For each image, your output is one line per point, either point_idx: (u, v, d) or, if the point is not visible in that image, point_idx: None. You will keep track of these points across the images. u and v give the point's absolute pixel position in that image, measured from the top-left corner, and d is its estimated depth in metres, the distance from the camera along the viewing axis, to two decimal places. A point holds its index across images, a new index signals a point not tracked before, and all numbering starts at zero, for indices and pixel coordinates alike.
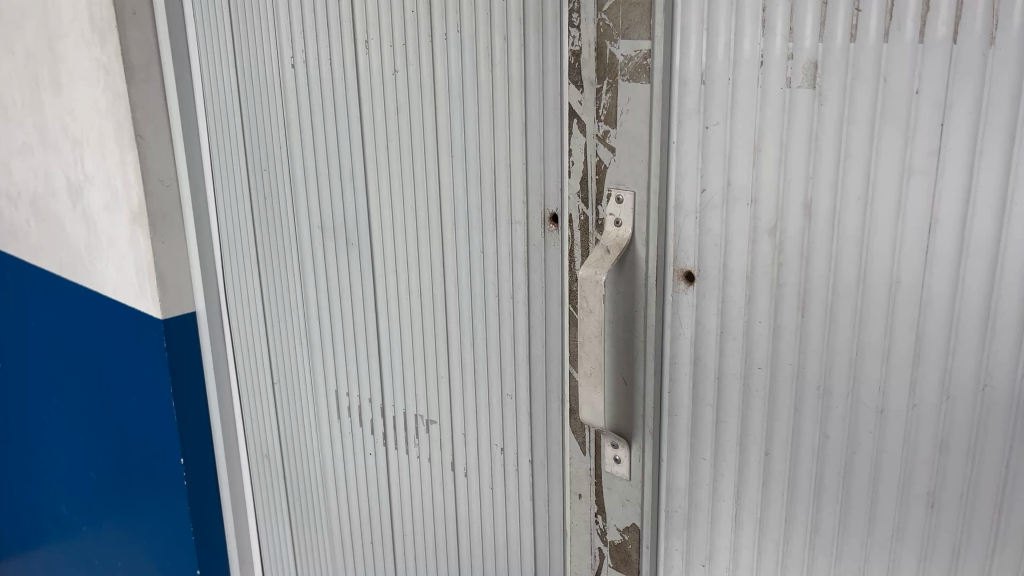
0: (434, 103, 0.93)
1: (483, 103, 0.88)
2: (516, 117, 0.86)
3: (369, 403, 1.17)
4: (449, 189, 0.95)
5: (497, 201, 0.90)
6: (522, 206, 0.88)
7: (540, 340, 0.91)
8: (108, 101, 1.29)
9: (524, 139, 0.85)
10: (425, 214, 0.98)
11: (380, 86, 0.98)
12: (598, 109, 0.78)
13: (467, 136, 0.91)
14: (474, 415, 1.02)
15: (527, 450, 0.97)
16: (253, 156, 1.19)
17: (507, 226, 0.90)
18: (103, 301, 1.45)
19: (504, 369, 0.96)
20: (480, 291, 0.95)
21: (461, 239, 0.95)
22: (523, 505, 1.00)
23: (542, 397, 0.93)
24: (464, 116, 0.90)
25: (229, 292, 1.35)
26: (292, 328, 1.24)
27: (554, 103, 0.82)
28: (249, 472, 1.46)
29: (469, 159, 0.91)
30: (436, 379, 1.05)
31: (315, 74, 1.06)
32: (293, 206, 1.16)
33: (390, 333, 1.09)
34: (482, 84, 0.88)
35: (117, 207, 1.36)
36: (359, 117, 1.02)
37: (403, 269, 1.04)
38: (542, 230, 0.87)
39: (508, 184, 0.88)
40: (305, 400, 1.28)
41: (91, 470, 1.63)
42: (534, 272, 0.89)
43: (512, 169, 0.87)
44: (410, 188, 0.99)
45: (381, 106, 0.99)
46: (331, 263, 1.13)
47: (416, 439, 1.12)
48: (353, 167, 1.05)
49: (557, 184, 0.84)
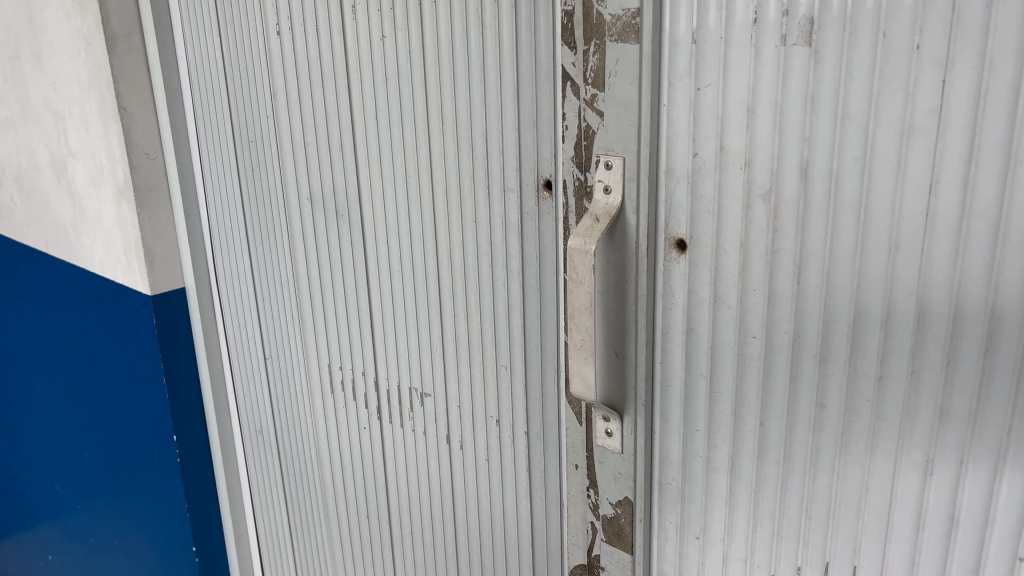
0: (422, 68, 0.90)
1: (475, 67, 0.85)
2: (508, 80, 0.83)
3: (363, 377, 1.15)
4: (440, 158, 0.92)
5: (490, 169, 0.87)
6: (514, 173, 0.85)
7: (535, 309, 0.89)
8: (90, 73, 1.26)
9: (515, 102, 0.83)
10: (416, 184, 0.96)
11: (366, 52, 0.95)
12: (585, 70, 0.76)
13: (456, 100, 0.88)
14: (468, 387, 1.00)
15: (523, 421, 0.95)
16: (239, 126, 1.16)
17: (499, 194, 0.88)
18: (91, 279, 1.43)
19: (498, 341, 0.94)
20: (472, 261, 0.93)
21: (452, 207, 0.93)
22: (520, 475, 0.98)
23: (537, 368, 0.91)
24: (453, 81, 0.88)
25: (218, 264, 1.32)
26: (281, 301, 1.23)
27: (547, 66, 0.79)
28: (242, 447, 1.44)
29: (461, 126, 0.89)
30: (429, 353, 1.03)
31: (301, 42, 1.03)
32: (281, 178, 1.13)
33: (382, 304, 1.07)
34: (471, 47, 0.85)
35: (102, 181, 1.33)
36: (347, 83, 0.99)
37: (393, 238, 1.02)
38: (535, 197, 0.84)
39: (499, 151, 0.86)
40: (297, 373, 1.26)
41: (83, 449, 1.62)
42: (529, 242, 0.87)
43: (505, 133, 0.85)
44: (400, 157, 0.97)
45: (370, 74, 0.96)
46: (320, 236, 1.11)
47: (410, 412, 1.10)
48: (341, 136, 1.02)
49: (549, 149, 0.82)
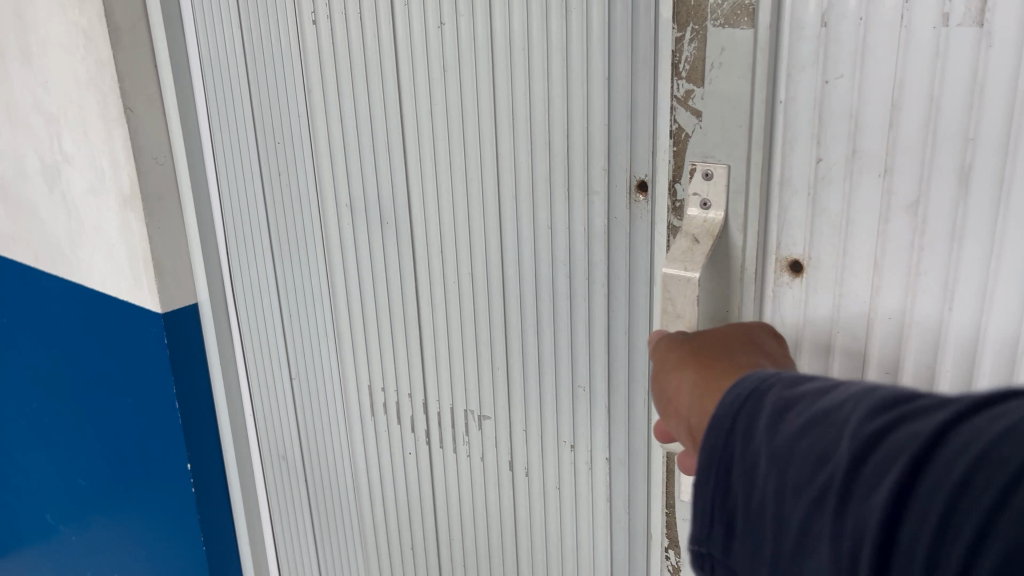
0: (492, 56, 0.80)
1: (555, 56, 0.76)
2: (597, 70, 0.73)
3: (409, 399, 1.03)
4: (510, 157, 0.83)
5: (572, 170, 0.78)
6: (601, 172, 0.76)
7: (623, 323, 0.80)
8: (90, 70, 1.15)
9: (605, 94, 0.73)
10: (479, 186, 0.86)
11: (422, 41, 0.85)
12: (676, 67, 0.68)
13: (531, 93, 0.79)
14: (537, 409, 0.90)
15: (604, 446, 0.85)
16: (264, 124, 1.05)
17: (582, 198, 0.78)
18: (93, 294, 1.32)
19: (575, 359, 0.85)
20: (547, 271, 0.84)
21: (524, 211, 0.83)
22: (597, 506, 0.88)
23: (622, 389, 0.82)
24: (528, 71, 0.78)
25: (236, 278, 1.20)
26: (315, 316, 1.09)
27: (645, 52, 0.70)
28: (263, 474, 1.32)
29: (536, 122, 0.79)
30: (490, 372, 0.93)
31: (343, 29, 0.91)
32: (316, 180, 1.00)
33: (435, 319, 0.96)
34: (552, 32, 0.75)
35: (103, 189, 1.21)
36: (399, 75, 0.89)
37: (449, 247, 0.92)
38: (626, 200, 0.75)
39: (584, 147, 0.76)
40: (331, 394, 1.13)
41: (80, 477, 1.51)
42: (617, 251, 0.78)
43: (591, 129, 0.75)
44: (461, 156, 0.87)
45: (426, 65, 0.86)
46: (362, 243, 0.99)
47: (465, 436, 0.99)
48: (389, 135, 0.92)
49: (646, 146, 0.73)
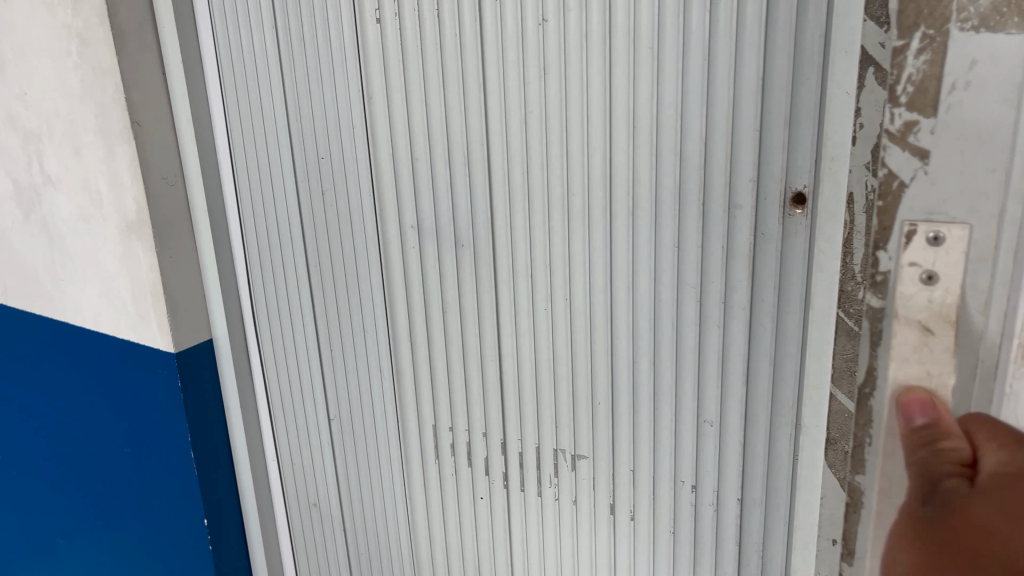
0: (607, 57, 0.71)
1: (693, 55, 0.67)
2: (748, 70, 0.65)
3: (482, 439, 0.93)
4: (627, 169, 0.73)
5: (708, 182, 0.70)
6: (748, 184, 0.68)
7: (767, 350, 0.72)
8: (85, 79, 0.99)
9: (757, 98, 0.66)
10: (583, 203, 0.77)
11: (515, 41, 0.75)
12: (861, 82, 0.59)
13: (658, 98, 0.70)
14: (648, 447, 0.81)
15: (735, 486, 0.77)
16: (305, 137, 0.92)
17: (721, 214, 0.70)
18: (85, 334, 1.16)
19: (703, 390, 0.76)
20: (670, 296, 0.75)
21: (642, 228, 0.74)
22: (724, 551, 0.80)
23: (763, 423, 0.74)
24: (655, 74, 0.69)
25: (260, 309, 1.08)
26: (367, 350, 0.97)
27: (814, 49, 0.63)
28: (287, 522, 1.19)
29: (664, 129, 0.70)
30: (588, 408, 0.84)
31: (415, 27, 0.80)
32: (376, 200, 0.89)
33: (521, 350, 0.86)
34: (690, 29, 0.67)
35: (100, 214, 1.06)
36: (485, 80, 0.78)
37: (543, 271, 0.81)
38: (780, 215, 0.68)
39: (726, 157, 0.68)
40: (382, 437, 1.01)
41: (59, 536, 1.35)
42: (764, 271, 0.70)
43: (737, 136, 0.67)
44: (562, 170, 0.77)
45: (521, 67, 0.76)
46: (433, 267, 0.88)
47: (553, 479, 0.89)
48: (471, 147, 0.81)
49: (808, 155, 0.65)
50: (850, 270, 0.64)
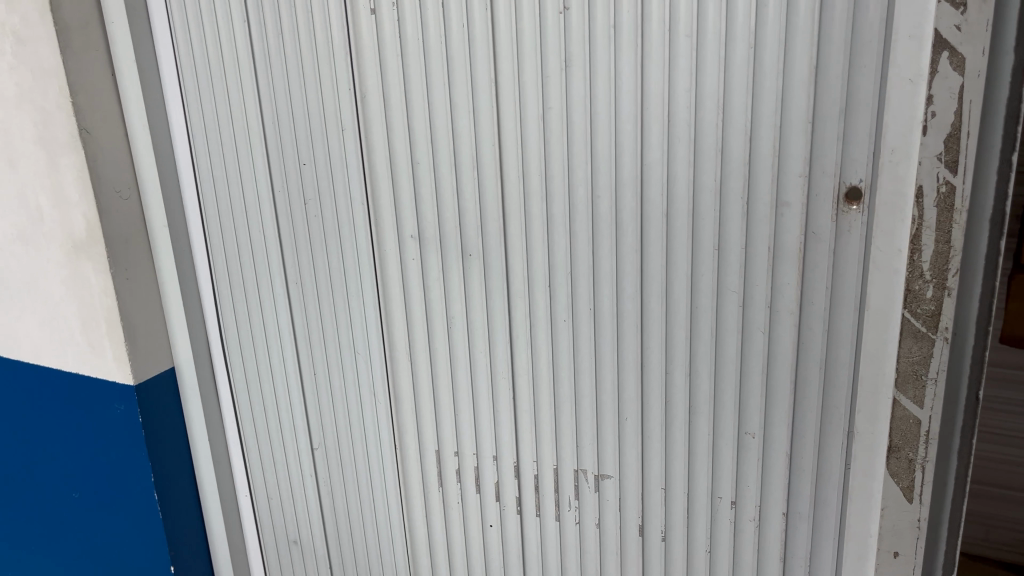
0: (640, 47, 0.66)
1: (737, 43, 0.62)
2: (798, 58, 0.61)
3: (493, 462, 0.86)
4: (663, 166, 0.68)
5: (753, 178, 0.65)
6: (798, 180, 0.64)
7: (816, 356, 0.68)
8: (22, 82, 0.88)
9: (811, 88, 0.61)
10: (611, 205, 0.71)
11: (532, 31, 0.69)
12: (934, 67, 0.56)
13: (698, 92, 0.65)
14: (682, 463, 0.77)
15: (780, 499, 0.73)
16: (284, 142, 0.84)
17: (768, 212, 0.66)
18: (28, 368, 1.03)
19: (745, 401, 0.72)
20: (709, 302, 0.70)
21: (677, 231, 0.69)
22: (766, 566, 0.76)
23: (812, 431, 0.70)
24: (694, 65, 0.64)
25: (230, 332, 0.98)
26: (360, 374, 0.89)
27: (873, 33, 0.58)
28: (264, 563, 1.09)
29: (705, 124, 0.65)
30: (615, 424, 0.79)
31: (415, 17, 0.72)
32: (370, 211, 0.81)
33: (538, 366, 0.80)
34: (734, 16, 0.62)
35: (43, 234, 0.94)
36: (497, 76, 0.71)
37: (564, 281, 0.76)
38: (833, 212, 0.63)
39: (774, 151, 0.64)
40: (376, 466, 0.93)
41: None
42: (814, 271, 0.66)
43: (786, 128, 0.63)
44: (586, 171, 0.71)
45: (540, 60, 0.69)
46: (436, 281, 0.81)
47: (573, 502, 0.83)
48: (480, 148, 0.74)
49: (864, 148, 0.61)
50: (918, 269, 0.61)
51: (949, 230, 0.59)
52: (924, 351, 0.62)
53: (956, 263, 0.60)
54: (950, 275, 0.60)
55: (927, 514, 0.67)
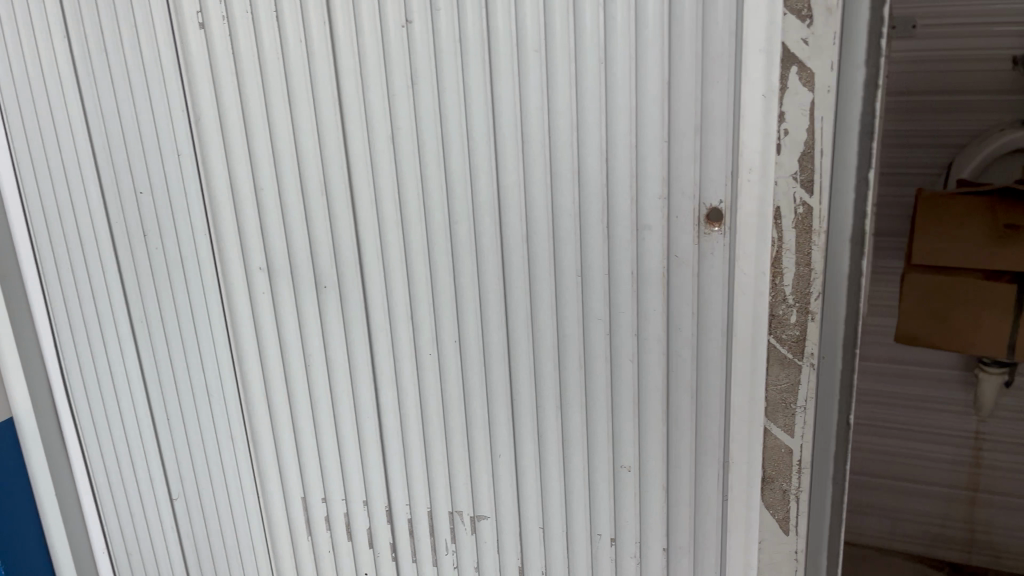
0: (486, 62, 0.61)
1: (586, 58, 0.59)
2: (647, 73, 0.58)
3: (364, 507, 0.80)
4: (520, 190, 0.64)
5: (613, 202, 0.62)
6: (658, 202, 0.60)
7: (686, 386, 0.64)
8: None
9: (663, 104, 0.58)
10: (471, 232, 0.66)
11: (376, 45, 0.63)
12: (784, 83, 0.54)
13: (551, 111, 0.61)
14: (562, 501, 0.72)
15: (660, 536, 0.70)
16: (117, 167, 0.75)
17: (630, 237, 0.62)
18: None
19: (619, 435, 0.68)
20: (576, 331, 0.66)
21: (539, 257, 0.65)
22: None
23: (688, 464, 0.67)
24: (544, 81, 0.60)
25: (72, 378, 0.88)
26: (217, 418, 0.82)
27: (722, 46, 0.55)
28: None
29: (560, 143, 0.61)
30: (489, 463, 0.74)
31: (248, 32, 0.66)
32: (214, 243, 0.74)
33: (405, 404, 0.74)
34: (582, 32, 0.58)
35: None
36: (341, 94, 0.66)
37: (427, 314, 0.70)
38: (694, 236, 0.60)
39: (631, 172, 0.60)
40: (241, 516, 0.85)
41: None
42: (678, 298, 0.62)
43: (640, 148, 0.60)
44: (441, 195, 0.66)
45: (386, 77, 0.64)
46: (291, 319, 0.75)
47: (449, 546, 0.78)
48: (329, 172, 0.68)
49: (721, 169, 0.58)
50: (781, 292, 0.59)
51: (809, 251, 0.58)
52: (791, 377, 0.61)
53: (817, 285, 0.58)
54: (812, 298, 0.58)
55: (803, 544, 0.65)
